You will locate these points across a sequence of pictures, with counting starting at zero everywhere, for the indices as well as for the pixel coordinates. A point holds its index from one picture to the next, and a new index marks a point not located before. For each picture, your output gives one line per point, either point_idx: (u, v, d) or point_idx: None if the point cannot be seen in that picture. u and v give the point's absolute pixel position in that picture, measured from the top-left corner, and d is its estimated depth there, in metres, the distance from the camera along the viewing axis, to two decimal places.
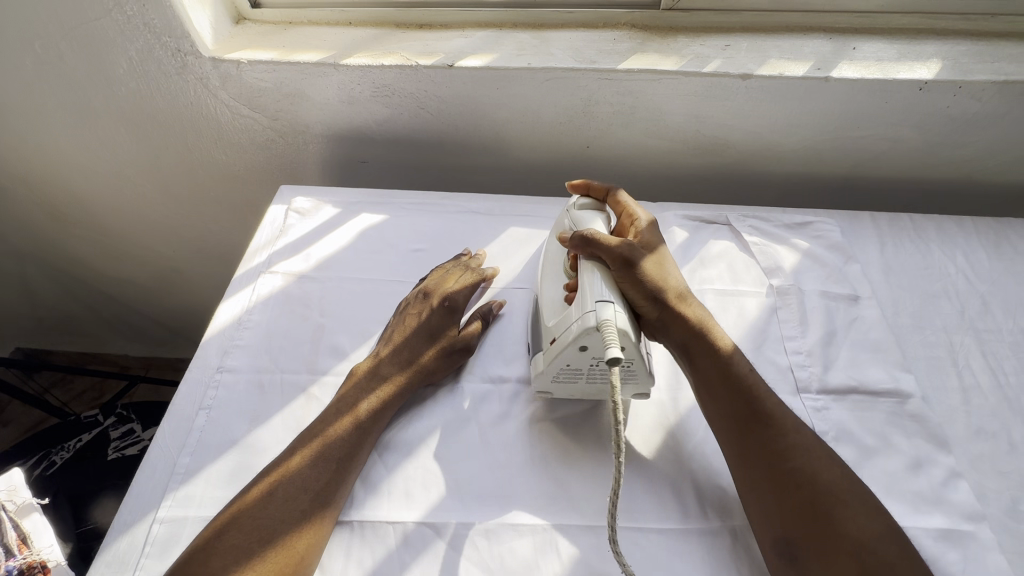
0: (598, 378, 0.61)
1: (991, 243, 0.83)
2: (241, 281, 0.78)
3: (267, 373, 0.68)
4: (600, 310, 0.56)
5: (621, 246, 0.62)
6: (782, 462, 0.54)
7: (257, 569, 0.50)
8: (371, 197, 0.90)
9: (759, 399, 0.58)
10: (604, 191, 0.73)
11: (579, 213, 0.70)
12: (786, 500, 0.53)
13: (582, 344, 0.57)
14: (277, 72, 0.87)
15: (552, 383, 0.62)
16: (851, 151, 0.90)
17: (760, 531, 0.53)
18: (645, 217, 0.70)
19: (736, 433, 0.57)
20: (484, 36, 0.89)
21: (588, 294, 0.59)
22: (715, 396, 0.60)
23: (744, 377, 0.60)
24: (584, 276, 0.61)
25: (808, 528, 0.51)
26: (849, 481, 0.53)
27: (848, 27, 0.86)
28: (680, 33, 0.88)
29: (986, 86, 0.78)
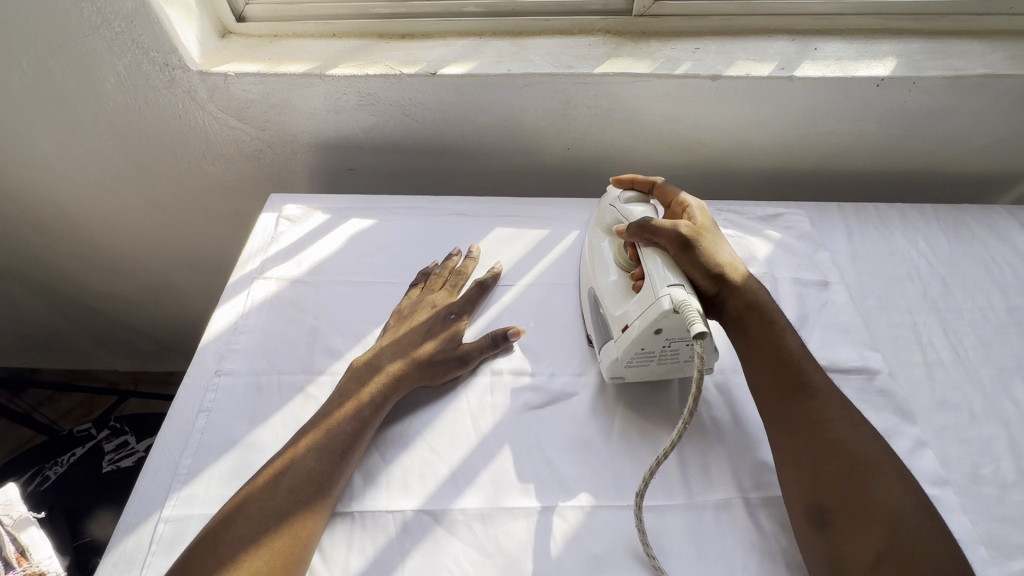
0: (670, 358, 0.65)
1: (950, 228, 0.88)
2: (236, 288, 0.80)
3: (265, 375, 0.70)
4: (674, 293, 0.60)
5: (677, 228, 0.65)
6: (824, 433, 0.56)
7: (260, 555, 0.52)
8: (360, 203, 0.93)
9: (807, 372, 0.61)
10: (649, 184, 0.77)
11: (627, 206, 0.74)
12: (825, 468, 0.54)
13: (658, 327, 0.61)
14: (264, 84, 0.90)
15: (626, 368, 0.66)
16: (817, 145, 0.95)
17: (793, 498, 0.55)
18: (695, 203, 0.72)
19: (782, 401, 0.60)
20: (464, 44, 0.92)
21: (658, 279, 0.62)
22: (765, 368, 0.62)
23: (796, 350, 0.62)
24: (648, 263, 0.65)
25: (842, 496, 0.53)
26: (886, 455, 0.55)
27: (809, 29, 0.91)
28: (652, 37, 0.92)
29: (939, 81, 0.83)
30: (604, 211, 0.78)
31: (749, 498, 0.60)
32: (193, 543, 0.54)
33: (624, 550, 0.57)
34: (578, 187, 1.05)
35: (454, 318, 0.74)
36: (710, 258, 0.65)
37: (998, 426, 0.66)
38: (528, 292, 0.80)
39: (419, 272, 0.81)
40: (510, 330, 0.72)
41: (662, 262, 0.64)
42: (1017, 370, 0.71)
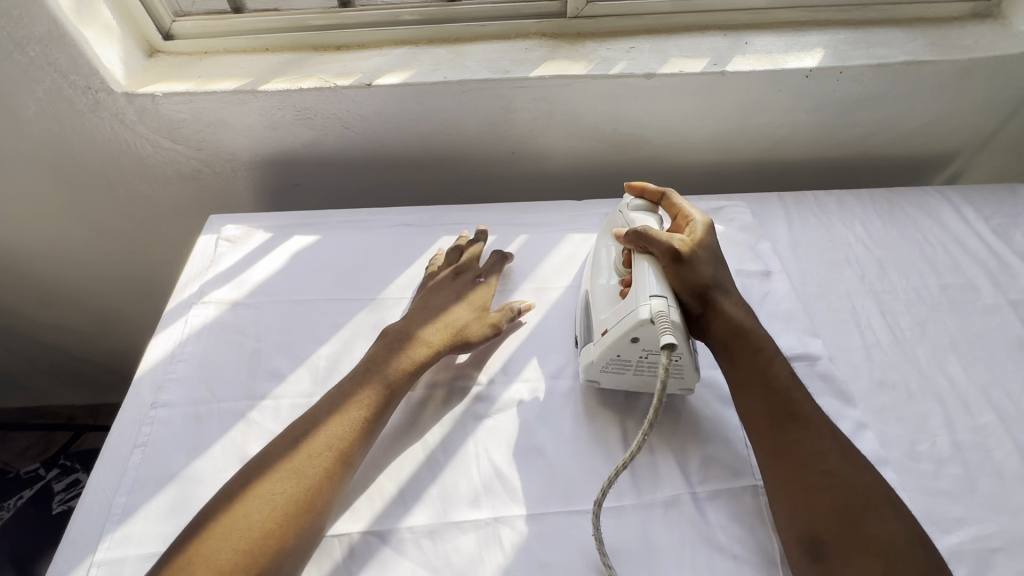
0: (646, 370, 0.64)
1: (885, 212, 0.90)
2: (173, 315, 0.77)
3: (204, 404, 0.68)
4: (654, 304, 0.58)
5: (670, 242, 0.64)
6: (816, 465, 0.56)
7: (281, 515, 0.54)
8: (303, 219, 0.91)
9: (798, 401, 0.61)
10: (659, 194, 0.75)
11: (635, 214, 0.71)
12: (818, 501, 0.54)
13: (634, 336, 0.60)
14: (194, 103, 0.87)
15: (601, 371, 0.66)
16: (756, 137, 0.96)
17: (785, 529, 0.55)
18: (699, 217, 0.71)
19: (771, 431, 0.59)
20: (400, 53, 0.91)
21: (642, 288, 0.61)
22: (753, 393, 0.62)
23: (782, 377, 0.62)
24: (639, 270, 0.63)
25: (835, 528, 0.53)
26: (876, 485, 0.55)
27: (741, 24, 0.93)
28: (587, 38, 0.92)
29: (864, 70, 0.86)
30: (613, 217, 0.75)
31: (697, 493, 0.61)
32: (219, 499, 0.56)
33: (573, 556, 0.56)
34: (527, 190, 1.05)
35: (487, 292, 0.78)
36: (697, 277, 0.64)
37: (934, 404, 0.67)
38: None
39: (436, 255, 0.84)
40: (521, 304, 0.76)
41: (651, 274, 0.62)
42: (951, 347, 0.73)
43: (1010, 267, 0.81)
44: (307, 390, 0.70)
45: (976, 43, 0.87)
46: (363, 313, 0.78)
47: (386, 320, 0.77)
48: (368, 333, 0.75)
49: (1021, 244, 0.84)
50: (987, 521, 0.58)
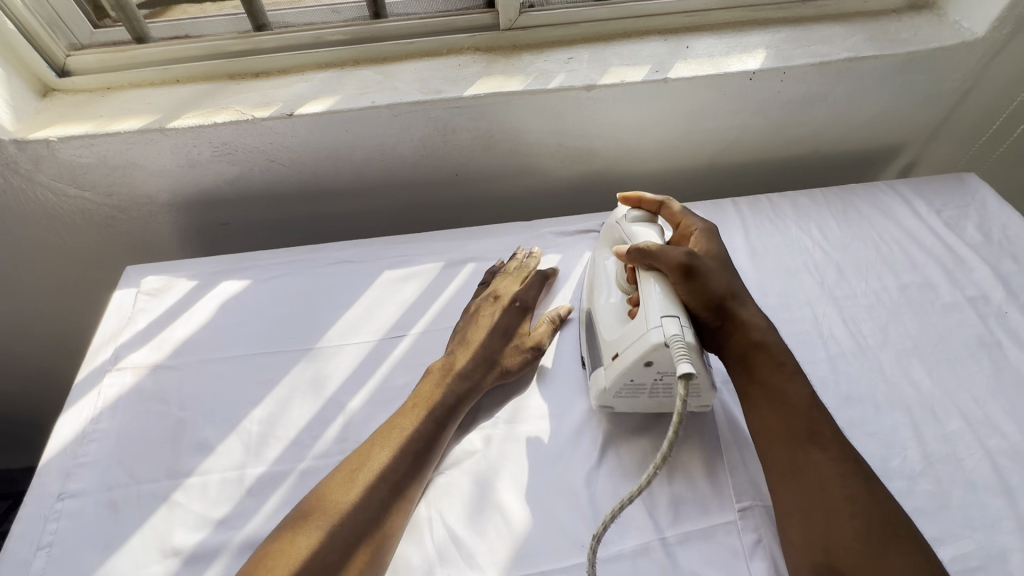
0: (662, 391, 0.61)
1: (839, 212, 0.89)
2: (84, 386, 0.69)
3: (121, 489, 0.61)
4: (666, 325, 0.55)
5: (678, 255, 0.60)
6: (836, 490, 0.51)
7: (349, 552, 0.52)
8: (232, 262, 0.83)
9: (818, 419, 0.56)
10: (656, 204, 0.71)
11: (635, 226, 0.68)
12: (837, 527, 0.50)
13: (648, 359, 0.57)
14: (97, 146, 0.79)
15: (615, 397, 0.62)
16: (706, 142, 0.94)
17: (797, 555, 0.51)
18: (702, 226, 0.68)
19: (788, 450, 0.54)
20: (324, 77, 0.85)
21: (652, 307, 0.58)
22: (769, 408, 0.57)
23: (800, 395, 0.57)
24: (646, 287, 0.60)
25: (856, 559, 0.48)
26: (899, 515, 0.50)
27: (681, 27, 0.90)
28: (524, 51, 0.88)
29: (807, 69, 0.83)
30: (610, 229, 0.72)
31: (666, 538, 0.56)
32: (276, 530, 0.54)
33: None
34: (476, 211, 1.00)
35: (529, 320, 0.74)
36: (709, 290, 0.60)
37: (901, 414, 0.65)
38: (422, 340, 0.74)
39: (487, 272, 0.80)
40: (559, 309, 0.75)
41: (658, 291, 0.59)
42: (914, 351, 0.71)
43: (963, 261, 0.80)
44: (238, 461, 0.63)
45: (915, 35, 0.86)
46: (300, 366, 0.71)
47: (325, 373, 0.70)
48: (305, 389, 0.69)
49: (972, 236, 0.83)
50: (963, 539, 0.56)
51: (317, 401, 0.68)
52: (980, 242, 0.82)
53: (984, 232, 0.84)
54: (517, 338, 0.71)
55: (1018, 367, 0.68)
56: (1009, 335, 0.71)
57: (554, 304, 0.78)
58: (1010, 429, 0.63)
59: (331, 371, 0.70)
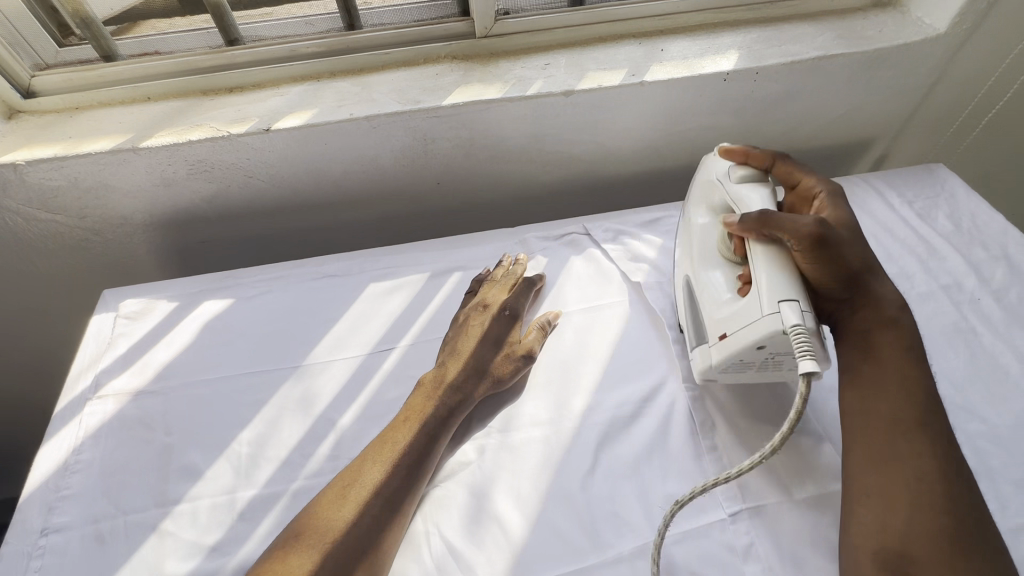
0: (770, 368, 0.61)
1: None
2: (63, 416, 0.67)
3: (107, 520, 0.59)
4: (785, 311, 0.53)
5: (809, 224, 0.57)
6: (929, 483, 0.51)
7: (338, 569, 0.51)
8: (213, 281, 0.82)
9: (931, 413, 0.55)
10: (768, 159, 0.69)
11: (739, 188, 0.66)
12: (920, 518, 0.50)
13: (761, 344, 0.56)
14: (67, 169, 0.77)
15: (721, 374, 0.63)
16: (684, 143, 0.95)
17: (864, 540, 0.51)
18: (826, 188, 0.66)
19: (887, 438, 0.54)
20: (300, 91, 0.84)
21: (768, 289, 0.56)
22: (879, 392, 0.56)
23: (916, 383, 0.56)
24: (759, 262, 0.58)
25: (933, 551, 0.49)
26: (981, 517, 0.51)
27: (655, 30, 0.91)
28: (501, 58, 0.88)
29: (780, 68, 0.85)
30: (713, 188, 0.70)
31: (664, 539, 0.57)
32: (273, 544, 0.54)
33: None
34: (459, 219, 1.00)
35: (519, 328, 0.74)
36: (844, 262, 0.58)
37: None
38: (411, 352, 0.73)
39: (474, 280, 0.80)
40: (549, 315, 0.75)
41: (777, 265, 0.57)
42: None
43: (936, 251, 0.82)
44: (228, 485, 0.62)
45: (881, 33, 0.88)
46: (288, 385, 0.70)
47: (314, 390, 0.69)
48: (295, 408, 0.68)
49: (943, 225, 0.86)
50: None
51: (307, 419, 0.67)
52: (952, 232, 0.85)
53: (954, 222, 0.86)
54: (508, 346, 0.71)
55: (993, 352, 0.71)
56: (983, 321, 0.74)
57: (540, 309, 0.78)
58: (989, 413, 0.65)
59: (320, 389, 0.70)
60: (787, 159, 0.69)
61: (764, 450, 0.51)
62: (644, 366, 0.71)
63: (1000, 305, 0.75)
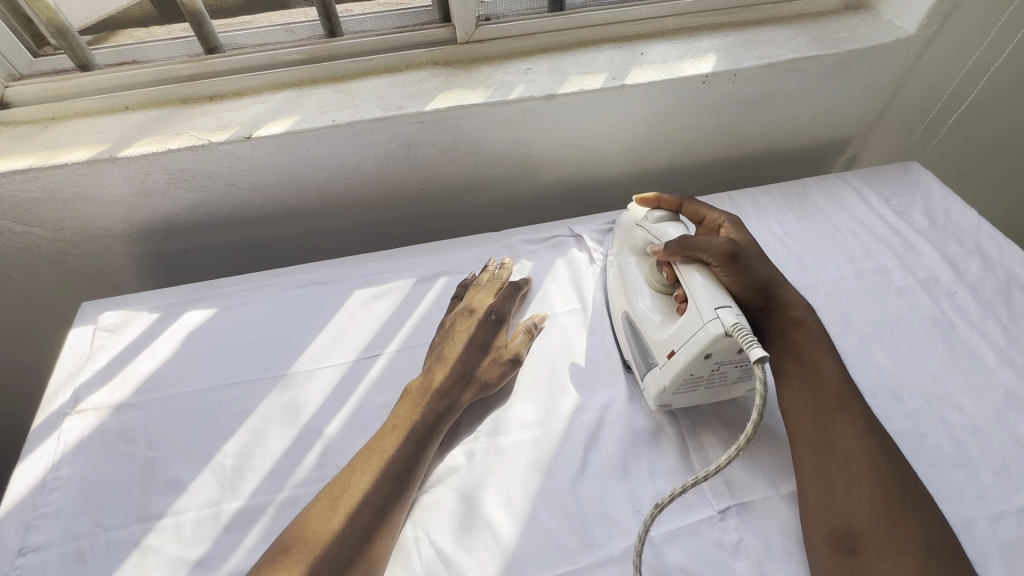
0: (716, 382, 0.61)
1: (797, 206, 0.92)
2: (39, 433, 0.65)
3: (88, 538, 0.58)
4: (724, 316, 0.55)
5: (721, 242, 0.62)
6: (860, 460, 0.55)
7: None
8: (196, 290, 0.81)
9: (845, 396, 0.59)
10: (676, 203, 0.74)
11: (658, 226, 0.69)
12: (858, 495, 0.53)
13: (708, 352, 0.56)
14: (43, 180, 0.76)
15: (674, 395, 0.62)
16: (666, 145, 0.96)
17: (814, 525, 0.53)
18: (729, 218, 0.71)
19: (815, 424, 0.58)
20: (282, 98, 0.84)
21: (703, 300, 0.57)
22: (801, 387, 0.61)
23: (833, 373, 0.61)
24: (689, 281, 0.60)
25: (875, 524, 0.51)
26: (915, 487, 0.53)
27: (634, 35, 0.93)
28: (483, 63, 0.89)
29: (756, 70, 0.87)
30: (632, 233, 0.74)
31: (654, 538, 0.57)
32: (264, 555, 0.53)
33: None
34: (445, 224, 1.00)
35: (505, 332, 0.74)
36: (755, 274, 0.64)
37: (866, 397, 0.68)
38: (398, 358, 0.73)
39: (459, 285, 0.80)
40: (535, 318, 0.75)
41: (704, 280, 0.60)
42: (875, 336, 0.74)
43: (913, 246, 0.84)
44: (213, 497, 0.60)
45: (853, 34, 0.90)
46: (274, 394, 0.69)
47: (300, 400, 0.69)
48: (281, 417, 0.67)
49: (919, 221, 0.88)
50: None
51: (292, 429, 0.66)
52: (927, 227, 0.87)
53: (930, 217, 0.89)
54: (495, 351, 0.71)
55: (969, 343, 0.72)
56: (959, 313, 0.75)
57: (526, 312, 0.78)
58: (966, 403, 0.66)
59: (306, 398, 0.69)
60: (693, 200, 0.74)
61: (737, 442, 0.51)
62: (628, 367, 0.72)
63: (975, 297, 0.77)
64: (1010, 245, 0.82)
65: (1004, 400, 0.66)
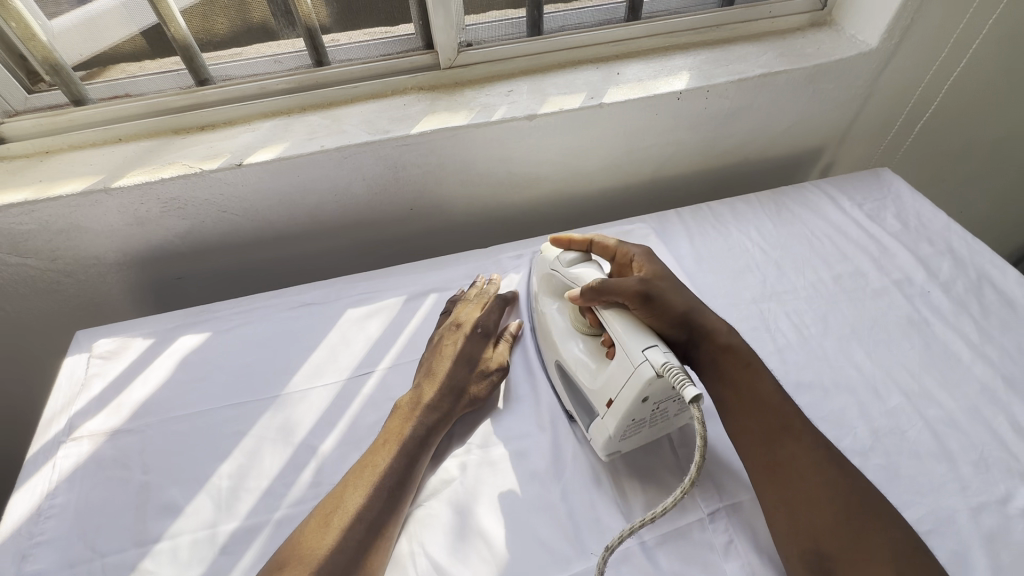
0: (660, 421, 0.61)
1: (773, 213, 0.95)
2: (34, 461, 0.66)
3: (84, 564, 0.58)
4: (652, 358, 0.56)
5: (633, 283, 0.64)
6: (813, 479, 0.55)
7: None
8: (189, 316, 0.82)
9: (784, 415, 0.59)
10: (586, 243, 0.75)
11: (571, 269, 0.70)
12: (820, 513, 0.53)
13: (644, 396, 0.57)
14: (38, 212, 0.77)
15: (621, 441, 0.61)
16: (645, 160, 1.00)
17: (787, 546, 0.54)
18: (639, 250, 0.72)
19: (765, 447, 0.58)
20: (271, 126, 0.86)
21: (631, 345, 0.58)
22: (745, 410, 0.61)
23: (771, 391, 0.61)
24: (614, 326, 0.61)
25: (839, 541, 0.52)
26: (873, 495, 0.54)
27: (611, 55, 0.97)
28: (465, 87, 0.92)
29: (728, 86, 0.91)
30: (550, 277, 0.75)
31: (646, 541, 0.58)
32: None
33: None
34: (433, 242, 1.03)
35: (493, 345, 0.75)
36: (672, 308, 0.64)
37: (848, 396, 0.69)
38: (390, 375, 0.74)
39: (448, 301, 0.82)
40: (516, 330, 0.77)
41: (626, 322, 0.61)
42: (853, 336, 0.76)
43: (887, 249, 0.87)
44: (209, 519, 0.61)
45: (818, 49, 0.95)
46: (267, 415, 0.70)
47: (293, 420, 0.70)
48: (275, 437, 0.68)
49: (892, 225, 0.91)
50: (916, 505, 0.59)
51: (286, 448, 0.67)
52: (900, 230, 0.90)
53: (902, 220, 0.92)
54: (482, 364, 0.72)
55: (944, 340, 0.75)
56: (934, 312, 0.78)
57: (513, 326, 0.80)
58: (944, 399, 0.68)
59: (299, 418, 0.70)
60: (603, 236, 0.75)
61: (683, 484, 0.51)
62: None
63: (948, 296, 0.80)
64: (980, 244, 0.85)
65: (979, 393, 0.69)
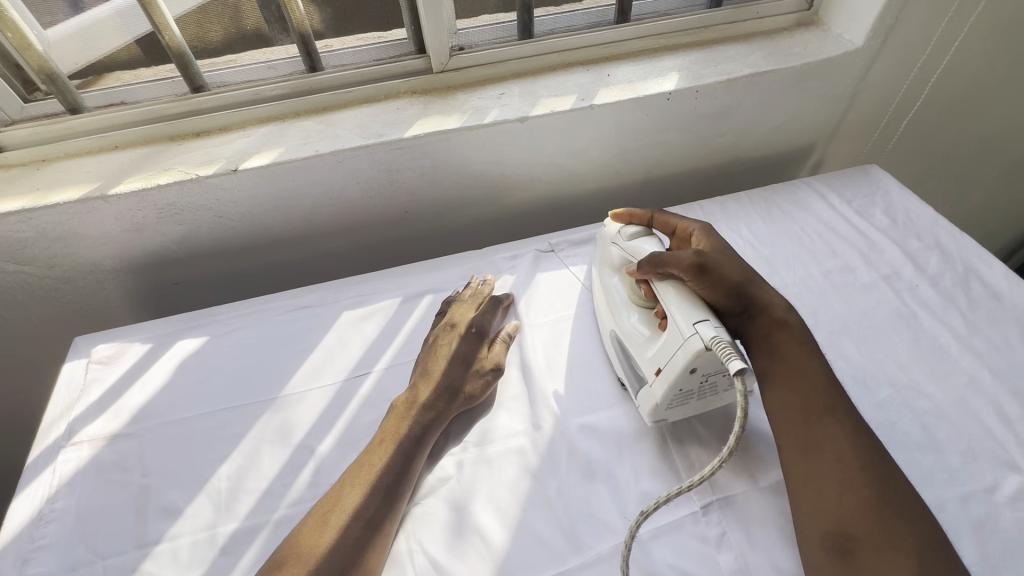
0: (707, 393, 0.64)
1: (764, 211, 0.96)
2: (34, 466, 0.66)
3: (85, 567, 0.58)
4: (702, 331, 0.58)
5: (688, 255, 0.65)
6: (850, 461, 0.56)
7: None
8: (186, 321, 0.83)
9: (830, 396, 0.60)
10: (646, 217, 0.78)
11: (632, 242, 0.73)
12: (852, 495, 0.54)
13: (693, 367, 0.59)
14: (35, 220, 0.78)
15: (667, 410, 0.64)
16: (637, 160, 1.01)
17: (811, 527, 0.54)
18: (698, 225, 0.74)
19: (805, 427, 0.59)
20: (266, 132, 0.87)
21: (682, 318, 0.60)
22: (789, 386, 0.62)
23: (817, 369, 0.63)
24: (667, 299, 0.64)
25: (867, 524, 0.52)
26: (903, 484, 0.55)
27: (602, 57, 0.98)
28: (458, 90, 0.93)
29: (717, 86, 0.92)
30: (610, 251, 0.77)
31: (641, 535, 0.59)
32: None
33: None
34: (428, 244, 1.03)
35: (488, 344, 0.76)
36: (729, 281, 0.66)
37: None
38: (387, 376, 0.75)
39: (444, 302, 0.83)
40: (511, 329, 0.78)
41: (680, 294, 0.63)
42: (843, 331, 0.77)
43: (876, 245, 0.88)
44: (209, 520, 0.62)
45: (806, 49, 0.96)
46: (265, 417, 0.71)
47: (291, 421, 0.70)
48: (273, 439, 0.69)
49: (880, 221, 0.92)
50: None
51: (285, 450, 0.67)
52: (888, 226, 0.91)
53: (891, 216, 0.93)
54: (476, 363, 0.73)
55: (933, 334, 0.76)
56: (923, 306, 0.79)
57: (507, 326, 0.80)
58: (933, 390, 0.69)
59: (297, 419, 0.70)
60: (665, 212, 0.78)
61: (721, 456, 0.53)
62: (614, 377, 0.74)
63: (936, 290, 0.81)
64: (967, 239, 0.87)
65: (968, 385, 0.70)
